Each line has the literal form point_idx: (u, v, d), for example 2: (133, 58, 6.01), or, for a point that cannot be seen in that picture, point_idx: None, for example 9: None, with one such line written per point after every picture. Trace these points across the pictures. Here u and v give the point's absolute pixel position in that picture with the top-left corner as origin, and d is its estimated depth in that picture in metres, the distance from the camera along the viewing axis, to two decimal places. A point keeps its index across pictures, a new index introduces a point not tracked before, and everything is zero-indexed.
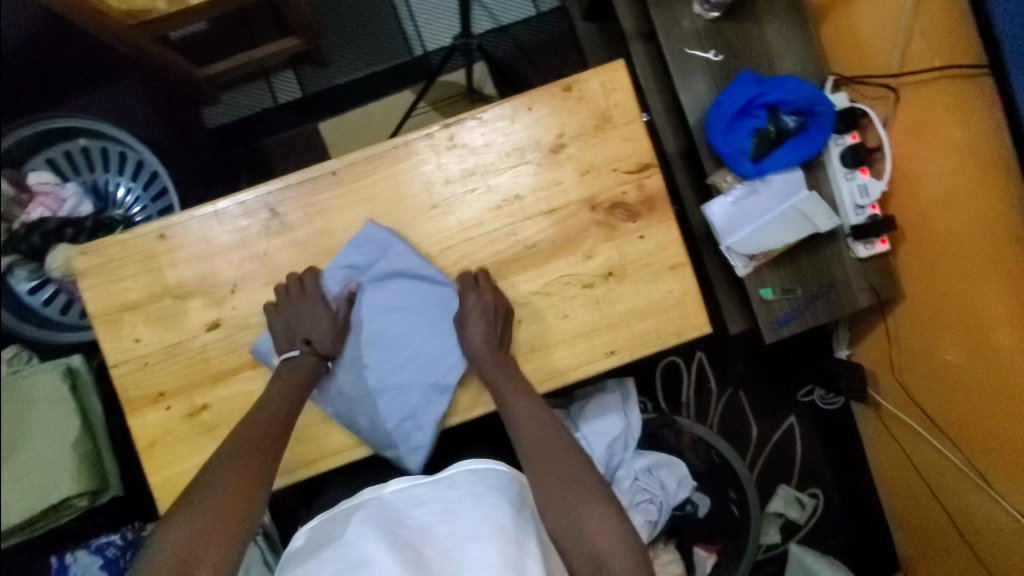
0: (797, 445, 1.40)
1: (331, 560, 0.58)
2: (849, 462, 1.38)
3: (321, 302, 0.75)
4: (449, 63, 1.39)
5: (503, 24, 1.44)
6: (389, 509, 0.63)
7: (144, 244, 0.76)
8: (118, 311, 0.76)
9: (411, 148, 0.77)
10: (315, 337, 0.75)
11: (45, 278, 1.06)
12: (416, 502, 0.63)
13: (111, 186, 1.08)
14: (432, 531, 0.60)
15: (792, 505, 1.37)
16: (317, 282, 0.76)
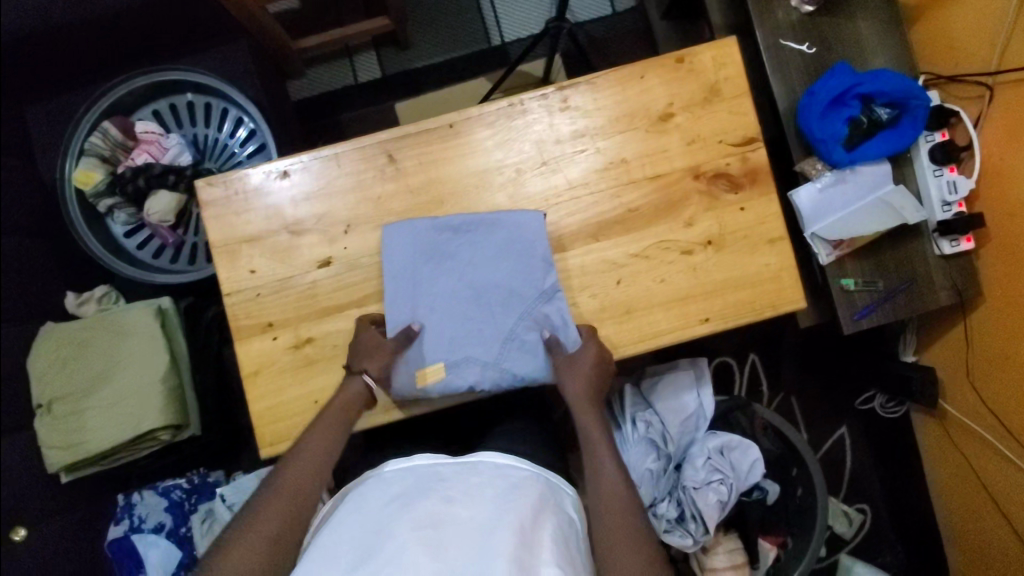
0: (847, 456, 1.38)
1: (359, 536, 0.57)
2: (902, 478, 1.35)
3: (388, 344, 0.76)
4: (529, 53, 1.43)
5: (581, 20, 1.48)
6: (418, 480, 0.63)
7: (267, 180, 0.80)
8: (237, 244, 0.79)
9: (525, 107, 0.81)
10: (371, 369, 0.74)
11: (141, 223, 1.11)
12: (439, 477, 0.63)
13: (211, 141, 1.13)
14: (459, 508, 0.59)
15: (839, 519, 1.35)
16: (424, 229, 0.79)
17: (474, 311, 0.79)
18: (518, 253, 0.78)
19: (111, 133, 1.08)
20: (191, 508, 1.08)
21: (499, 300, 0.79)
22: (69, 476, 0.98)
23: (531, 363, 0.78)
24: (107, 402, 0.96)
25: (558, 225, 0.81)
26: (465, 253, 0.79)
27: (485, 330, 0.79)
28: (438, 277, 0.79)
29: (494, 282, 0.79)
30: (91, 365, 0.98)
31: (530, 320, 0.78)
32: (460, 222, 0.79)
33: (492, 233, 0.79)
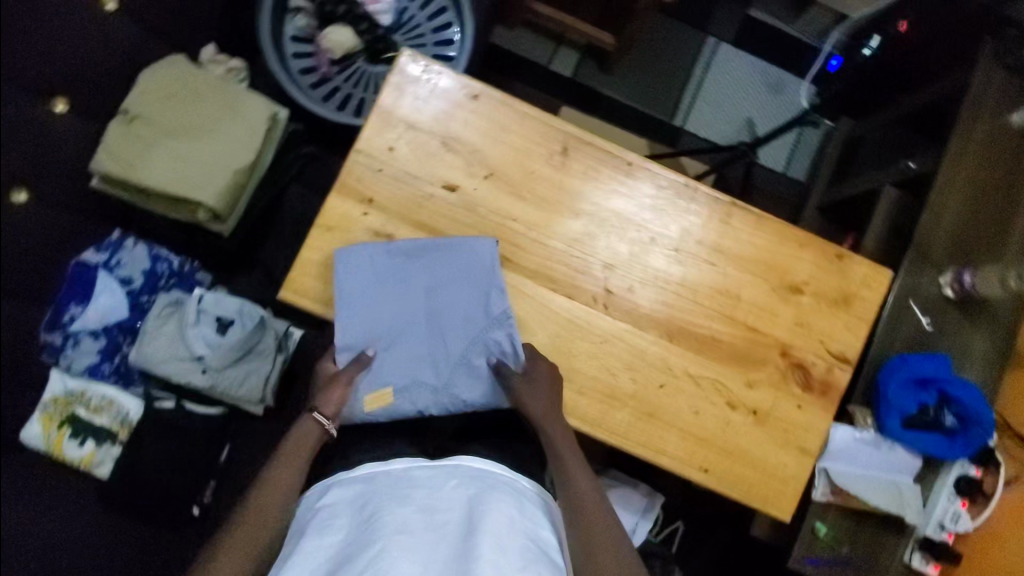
0: None
1: (340, 543, 0.60)
2: None
3: (340, 376, 0.76)
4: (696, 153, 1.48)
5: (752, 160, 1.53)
6: (393, 482, 0.66)
7: (459, 89, 0.80)
8: (395, 119, 0.79)
9: (697, 195, 0.82)
10: (326, 405, 0.76)
11: (310, 39, 1.14)
12: (419, 481, 0.66)
13: (414, 22, 1.16)
14: (436, 516, 0.61)
15: None
16: (407, 243, 0.78)
17: (426, 335, 0.78)
18: (476, 280, 0.78)
19: None
20: (163, 286, 1.09)
21: (449, 322, 0.78)
22: (99, 184, 0.96)
23: (484, 386, 0.79)
24: (177, 155, 0.95)
25: (649, 306, 0.81)
26: (423, 274, 0.78)
27: (434, 358, 0.78)
28: (398, 301, 0.78)
29: (451, 305, 0.78)
30: (188, 117, 0.98)
31: (479, 345, 0.78)
32: (414, 244, 0.77)
33: (450, 253, 0.78)
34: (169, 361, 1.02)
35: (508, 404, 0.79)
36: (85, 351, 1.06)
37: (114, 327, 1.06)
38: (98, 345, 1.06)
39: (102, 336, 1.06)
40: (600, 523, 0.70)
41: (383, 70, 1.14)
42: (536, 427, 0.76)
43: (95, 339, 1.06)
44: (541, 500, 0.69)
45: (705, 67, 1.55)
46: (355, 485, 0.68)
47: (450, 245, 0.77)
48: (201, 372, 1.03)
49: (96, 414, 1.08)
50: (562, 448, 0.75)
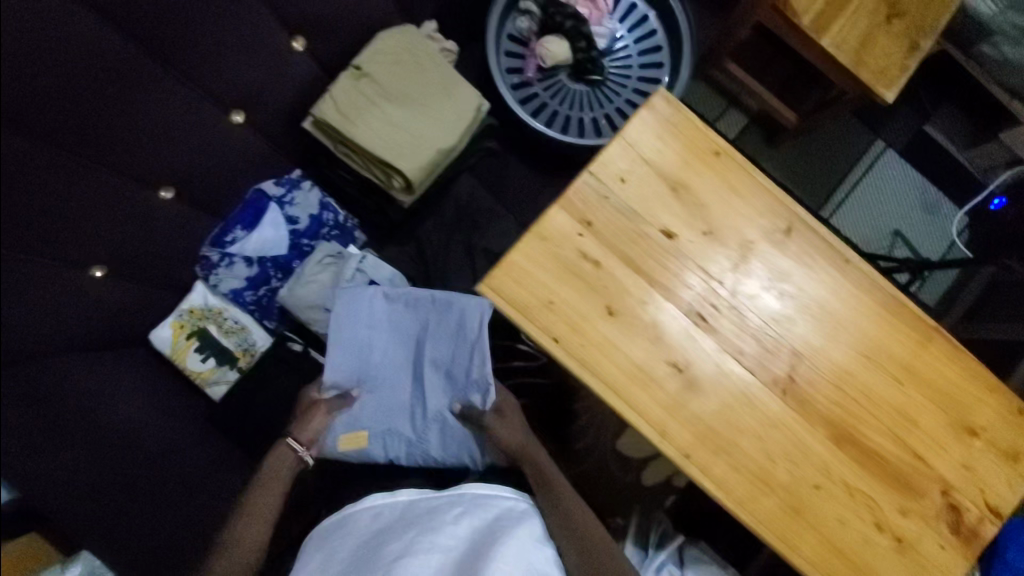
0: None
1: (366, 551, 0.81)
2: None
3: (321, 410, 0.98)
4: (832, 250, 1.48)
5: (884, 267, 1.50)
6: (402, 509, 0.86)
7: (703, 143, 0.80)
8: (635, 152, 0.80)
9: (904, 310, 0.80)
10: (310, 433, 0.96)
11: (526, 42, 1.15)
12: (424, 508, 0.85)
13: (625, 52, 1.18)
14: (440, 538, 0.79)
15: None
16: (412, 295, 1.00)
17: (410, 381, 1.02)
18: (461, 334, 0.98)
19: None
20: (323, 235, 1.13)
21: (430, 372, 1.00)
22: (307, 125, 0.99)
23: (456, 442, 0.99)
24: (391, 121, 0.97)
25: (827, 405, 0.79)
26: (415, 325, 1.01)
27: (405, 409, 1.01)
28: (391, 344, 1.02)
29: (434, 358, 1.00)
30: (408, 87, 1.00)
31: (451, 399, 0.99)
32: (411, 298, 1.00)
33: (440, 309, 0.99)
34: (314, 308, 1.05)
35: (472, 461, 0.99)
36: (234, 274, 1.09)
37: (269, 260, 1.10)
38: (248, 272, 1.10)
39: (254, 264, 1.10)
40: (595, 536, 0.87)
41: (584, 90, 1.16)
42: (516, 456, 0.94)
43: (247, 266, 1.10)
44: (530, 512, 0.88)
45: (865, 168, 1.53)
46: (367, 517, 0.87)
47: (443, 302, 0.99)
48: None
49: (225, 336, 1.11)
50: (541, 462, 0.94)
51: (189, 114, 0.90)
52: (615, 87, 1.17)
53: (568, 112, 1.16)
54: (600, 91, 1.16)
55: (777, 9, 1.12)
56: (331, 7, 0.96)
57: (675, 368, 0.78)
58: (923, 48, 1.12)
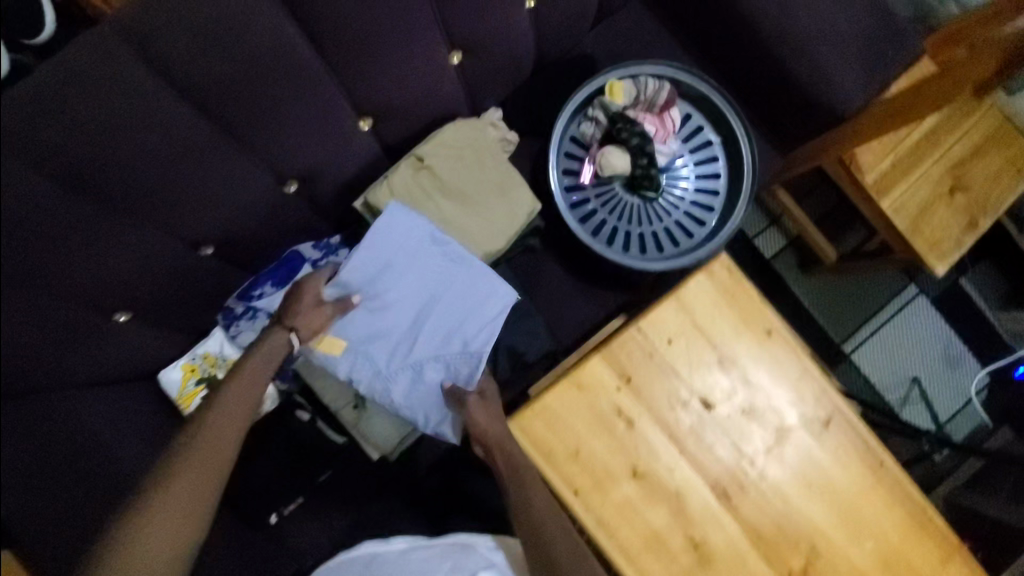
0: None
1: None
2: None
3: (322, 307, 0.90)
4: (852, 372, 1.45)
5: (896, 411, 1.47)
6: (394, 557, 0.85)
7: (758, 318, 0.79)
8: (688, 315, 0.79)
9: (928, 523, 0.79)
10: (307, 325, 0.89)
11: (588, 146, 1.14)
12: (418, 559, 0.85)
13: (684, 172, 1.17)
14: None
15: None
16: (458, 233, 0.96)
17: (408, 317, 0.96)
18: (481, 303, 0.96)
19: (660, 93, 1.12)
20: None
21: (433, 315, 0.96)
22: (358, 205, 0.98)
23: (421, 399, 0.96)
24: (443, 219, 0.99)
25: None
26: (443, 265, 0.96)
27: (389, 340, 0.96)
28: (412, 265, 0.95)
29: (445, 307, 0.96)
30: (465, 185, 1.00)
31: (438, 357, 0.96)
32: (456, 252, 0.95)
33: (474, 274, 0.96)
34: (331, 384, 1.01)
35: (425, 427, 0.97)
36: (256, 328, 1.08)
37: None
38: None
39: None
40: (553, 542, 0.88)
41: (636, 202, 1.15)
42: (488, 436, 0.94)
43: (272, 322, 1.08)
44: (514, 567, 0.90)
45: (897, 311, 1.51)
46: (362, 559, 0.84)
47: (480, 269, 0.96)
48: (353, 407, 1.02)
49: None
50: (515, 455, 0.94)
51: (249, 184, 0.88)
52: (668, 206, 1.16)
53: (617, 223, 1.14)
54: (653, 207, 1.15)
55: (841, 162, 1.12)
56: (406, 96, 0.95)
57: (691, 543, 0.77)
58: (982, 226, 1.11)
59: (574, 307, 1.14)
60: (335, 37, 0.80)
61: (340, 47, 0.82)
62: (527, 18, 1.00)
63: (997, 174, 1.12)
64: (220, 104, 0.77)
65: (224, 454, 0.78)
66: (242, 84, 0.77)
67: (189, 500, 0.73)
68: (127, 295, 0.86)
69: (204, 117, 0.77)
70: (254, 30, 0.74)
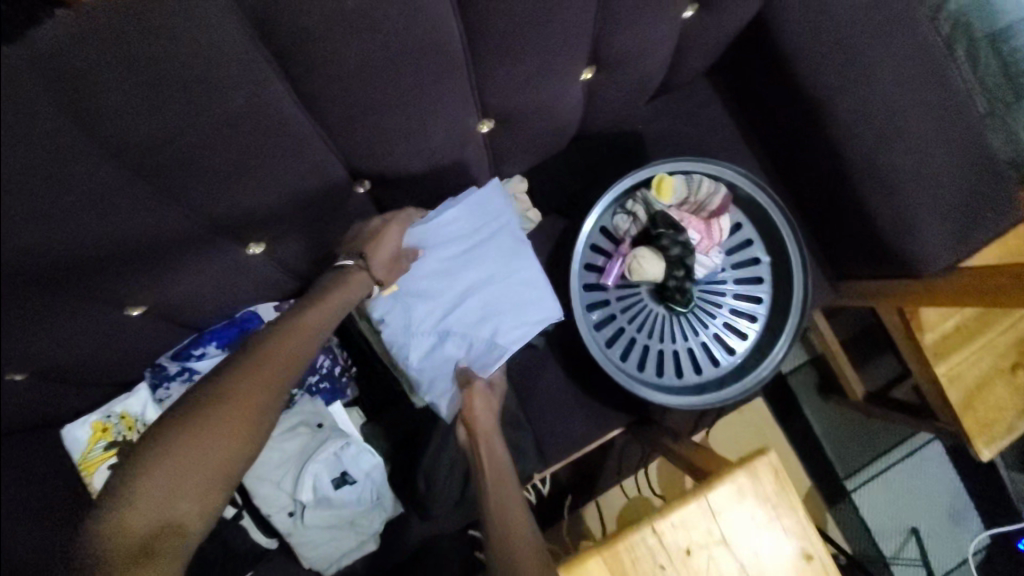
0: None
1: None
2: None
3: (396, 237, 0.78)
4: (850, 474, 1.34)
5: (887, 562, 1.34)
6: None
7: (798, 540, 0.64)
8: (716, 523, 0.63)
9: None
10: (372, 251, 0.76)
11: (619, 240, 0.97)
12: None
13: (722, 288, 1.00)
14: None
15: None
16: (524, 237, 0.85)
17: (458, 278, 0.81)
18: (529, 304, 0.81)
19: (710, 195, 0.95)
20: (309, 381, 0.91)
21: (483, 290, 0.81)
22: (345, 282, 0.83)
23: (431, 369, 0.81)
24: None
25: None
26: (517, 248, 0.82)
27: (434, 293, 0.81)
28: (490, 234, 0.82)
29: (500, 290, 0.81)
30: None
31: (467, 334, 0.81)
32: (523, 245, 0.83)
33: (537, 275, 0.82)
34: (265, 485, 0.83)
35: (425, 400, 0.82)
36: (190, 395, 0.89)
37: None
38: None
39: None
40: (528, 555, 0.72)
41: (660, 314, 0.98)
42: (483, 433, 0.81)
43: None
44: None
45: (906, 454, 1.39)
46: None
47: (540, 278, 0.82)
48: (287, 514, 0.84)
49: None
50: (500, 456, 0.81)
51: (197, 251, 0.69)
52: (696, 324, 0.99)
53: (635, 335, 0.98)
54: (679, 323, 0.99)
55: (902, 313, 0.98)
56: (415, 165, 0.77)
57: None
58: None
59: (571, 424, 0.98)
60: (336, 97, 0.62)
61: (342, 109, 0.63)
62: (579, 91, 0.82)
63: None
64: (165, 168, 0.58)
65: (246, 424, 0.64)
66: (198, 148, 0.58)
67: (194, 475, 0.61)
68: (20, 368, 0.68)
69: (143, 182, 0.58)
70: (224, 84, 0.55)
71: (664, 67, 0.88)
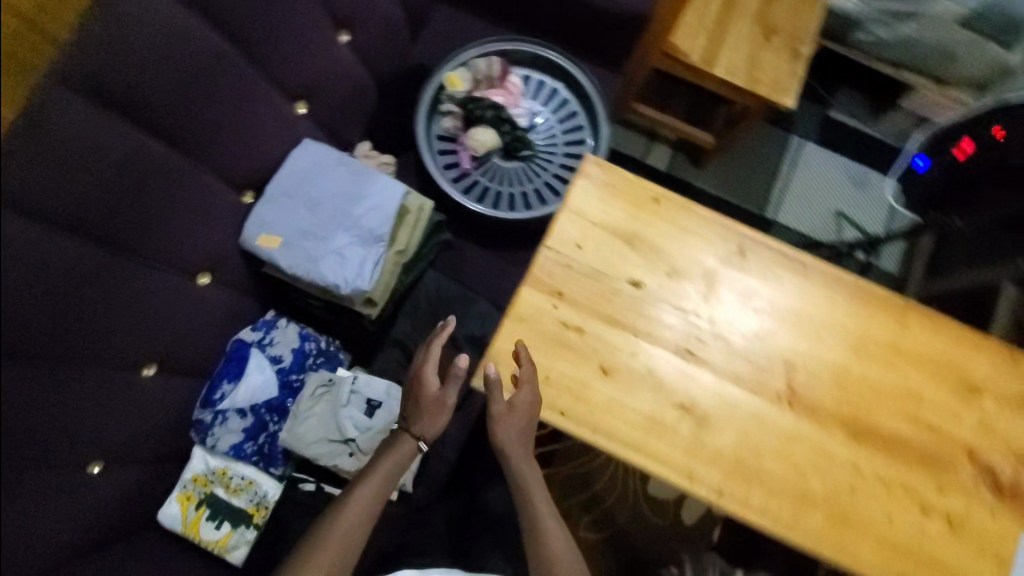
0: None
1: None
2: None
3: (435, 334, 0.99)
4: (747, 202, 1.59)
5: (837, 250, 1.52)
6: None
7: (643, 194, 0.87)
8: (585, 218, 0.85)
9: (860, 290, 0.84)
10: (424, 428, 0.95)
11: (455, 137, 1.23)
12: None
13: (546, 124, 1.27)
14: None
15: None
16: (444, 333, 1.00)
17: (323, 211, 1.02)
18: (381, 198, 1.03)
19: (493, 65, 1.24)
20: (309, 365, 1.14)
21: (345, 208, 1.02)
22: (256, 247, 0.99)
23: (346, 273, 0.99)
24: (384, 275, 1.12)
25: (817, 393, 0.81)
26: (349, 172, 1.05)
27: (312, 230, 1.01)
28: (325, 171, 1.04)
29: (355, 202, 1.03)
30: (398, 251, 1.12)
31: (354, 238, 1.01)
32: (357, 166, 1.05)
33: (375, 178, 1.05)
34: (311, 424, 1.05)
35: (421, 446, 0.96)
36: (231, 429, 1.05)
37: (263, 405, 1.08)
38: (244, 424, 1.07)
39: (249, 415, 1.07)
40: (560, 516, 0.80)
41: (518, 166, 1.23)
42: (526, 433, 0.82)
43: (242, 418, 1.06)
44: None
45: (797, 162, 1.58)
46: None
47: (381, 178, 1.05)
48: (349, 455, 1.04)
49: (233, 496, 1.06)
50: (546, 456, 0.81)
51: (158, 291, 0.91)
52: (546, 157, 1.24)
53: (511, 190, 1.21)
54: (535, 163, 1.23)
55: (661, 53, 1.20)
56: (271, 159, 1.03)
57: (683, 408, 0.80)
58: (805, 53, 1.23)
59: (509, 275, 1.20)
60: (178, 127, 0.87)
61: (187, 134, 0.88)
62: (347, 51, 1.09)
63: (795, 9, 1.25)
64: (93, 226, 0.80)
65: (365, 518, 0.89)
66: None
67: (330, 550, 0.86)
68: (91, 444, 0.87)
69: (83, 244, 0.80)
70: None
71: (397, 5, 1.17)
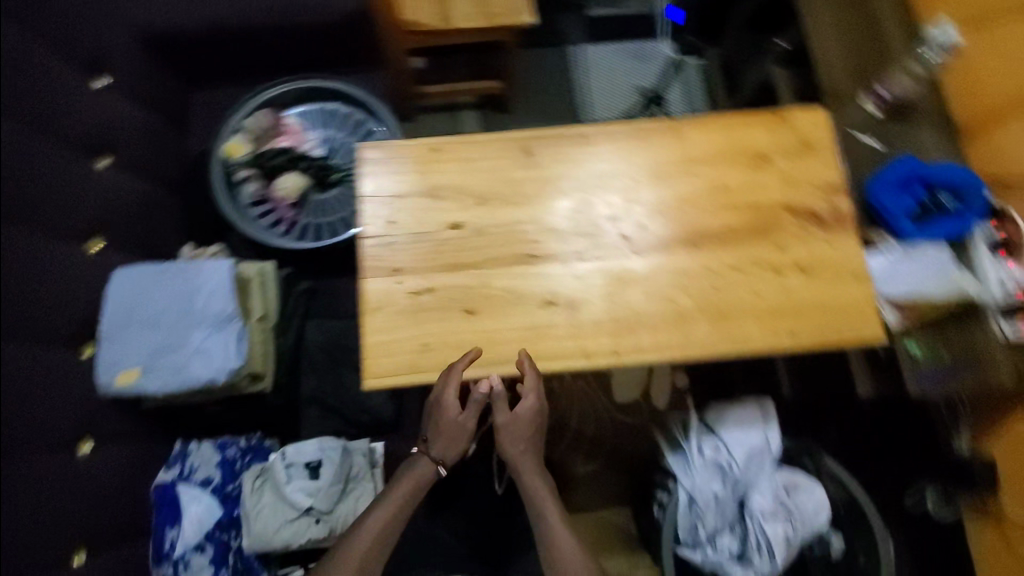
0: None
1: None
2: None
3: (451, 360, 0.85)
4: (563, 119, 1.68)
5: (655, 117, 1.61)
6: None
7: (421, 151, 0.92)
8: (383, 197, 0.90)
9: (636, 130, 0.93)
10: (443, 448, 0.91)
11: (266, 197, 1.25)
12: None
13: (343, 143, 1.30)
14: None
15: None
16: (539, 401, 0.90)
17: (165, 322, 1.00)
18: (213, 281, 1.03)
19: (264, 118, 1.28)
20: (241, 468, 1.11)
21: (184, 309, 1.01)
22: (119, 388, 0.95)
23: (217, 362, 0.99)
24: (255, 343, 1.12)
25: (647, 229, 0.88)
26: (169, 274, 1.03)
27: (163, 344, 0.99)
28: (146, 285, 1.01)
29: (190, 297, 1.02)
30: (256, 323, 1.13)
31: (207, 329, 1.00)
32: (173, 266, 1.04)
33: (196, 267, 1.04)
34: (265, 515, 1.02)
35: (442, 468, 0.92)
36: (198, 570, 1.01)
37: (214, 529, 1.04)
38: (207, 556, 1.03)
39: (207, 546, 1.03)
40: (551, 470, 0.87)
41: (336, 191, 1.26)
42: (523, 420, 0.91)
43: (202, 552, 1.02)
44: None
45: (581, 65, 1.68)
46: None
47: (202, 264, 1.04)
48: (315, 522, 1.02)
49: None
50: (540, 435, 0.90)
51: (50, 470, 0.83)
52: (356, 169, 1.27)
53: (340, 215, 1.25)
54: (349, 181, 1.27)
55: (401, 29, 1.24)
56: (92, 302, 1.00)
57: (551, 302, 0.86)
58: None
59: None
60: None
61: None
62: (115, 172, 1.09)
63: None
64: None
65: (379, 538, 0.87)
66: None
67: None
68: None
69: None
70: None
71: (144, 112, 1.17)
